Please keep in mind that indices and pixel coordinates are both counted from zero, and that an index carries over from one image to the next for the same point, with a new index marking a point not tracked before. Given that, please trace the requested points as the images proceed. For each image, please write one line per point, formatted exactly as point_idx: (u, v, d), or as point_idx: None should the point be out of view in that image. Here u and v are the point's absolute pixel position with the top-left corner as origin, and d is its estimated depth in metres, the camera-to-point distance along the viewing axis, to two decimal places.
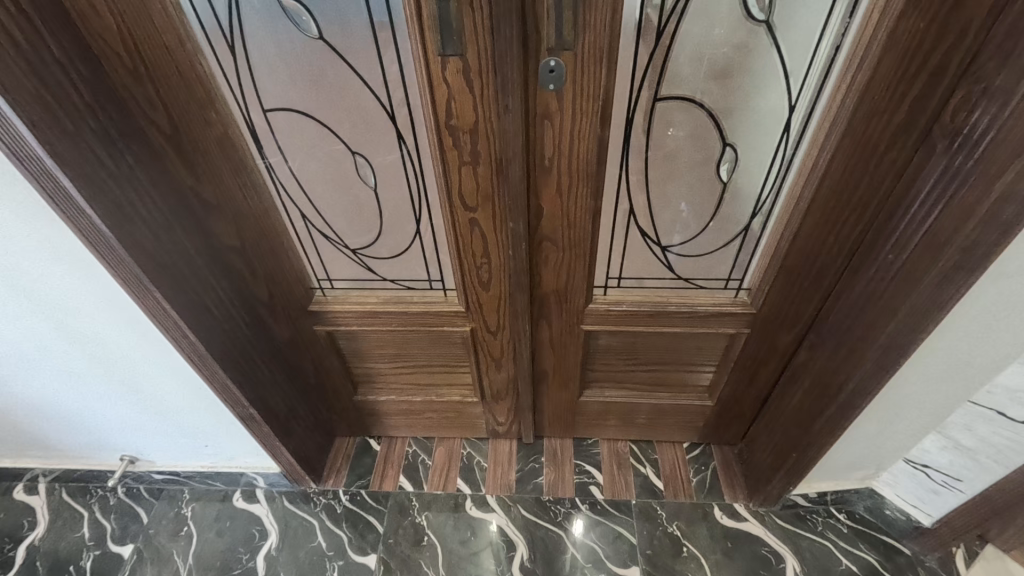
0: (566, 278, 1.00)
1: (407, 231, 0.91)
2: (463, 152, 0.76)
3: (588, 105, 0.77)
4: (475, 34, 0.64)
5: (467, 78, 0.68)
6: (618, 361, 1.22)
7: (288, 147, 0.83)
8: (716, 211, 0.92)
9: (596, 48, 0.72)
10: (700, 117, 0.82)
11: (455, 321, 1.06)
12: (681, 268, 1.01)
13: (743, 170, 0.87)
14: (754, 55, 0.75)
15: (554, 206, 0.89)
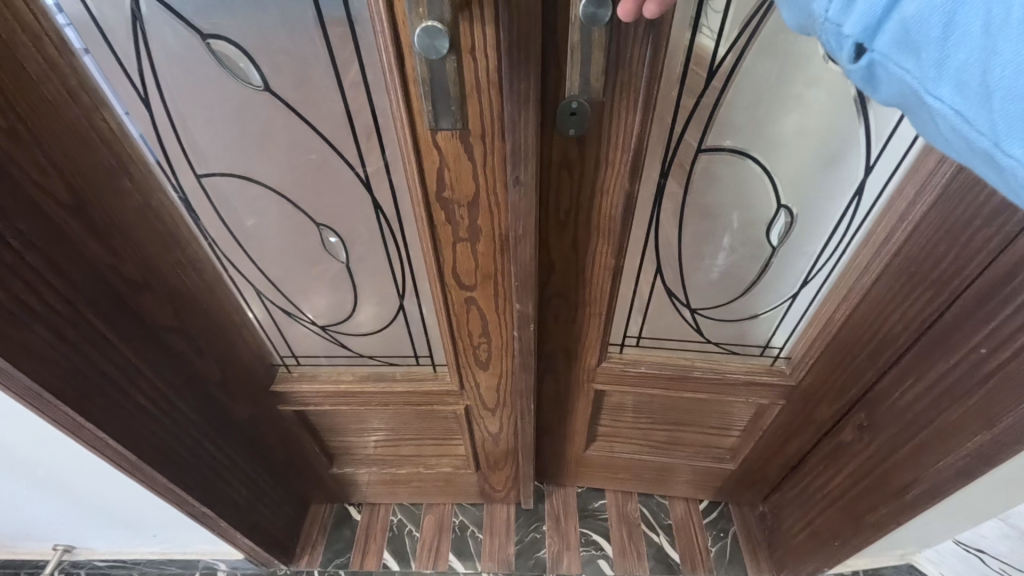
0: (578, 338, 0.90)
1: (389, 304, 0.76)
2: (459, 228, 0.60)
3: (615, 155, 0.67)
4: (478, 92, 0.47)
5: (466, 144, 0.51)
6: (628, 420, 1.10)
7: (233, 220, 0.67)
8: (758, 274, 0.82)
9: (630, 92, 0.61)
10: (751, 174, 0.71)
11: (446, 399, 0.90)
12: (713, 333, 0.91)
13: (796, 234, 0.76)
14: (821, 106, 0.64)
15: (568, 261, 0.79)
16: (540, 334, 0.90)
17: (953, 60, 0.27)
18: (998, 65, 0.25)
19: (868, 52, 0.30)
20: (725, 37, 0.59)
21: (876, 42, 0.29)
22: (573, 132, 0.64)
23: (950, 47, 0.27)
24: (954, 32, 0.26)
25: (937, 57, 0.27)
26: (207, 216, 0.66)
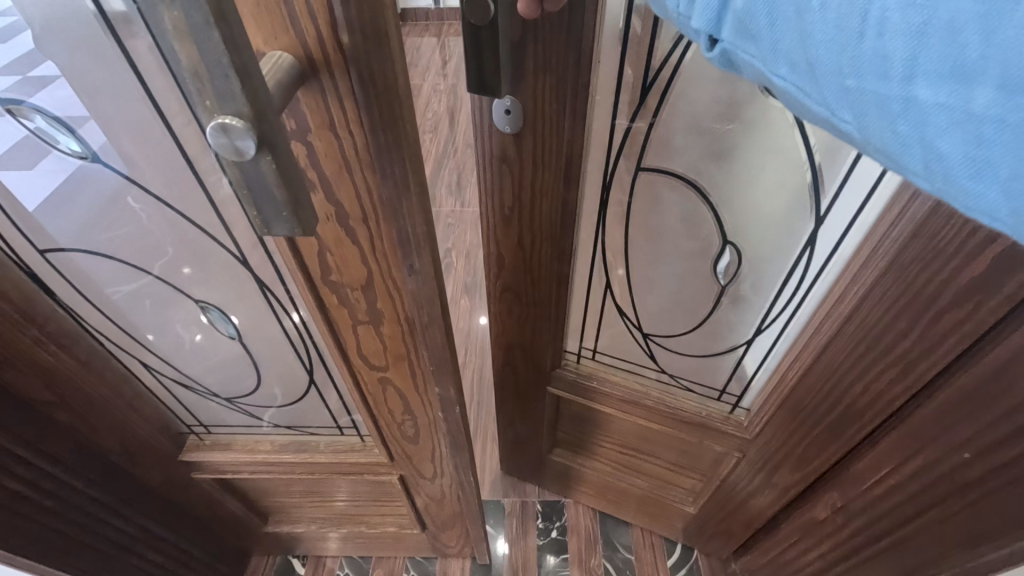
0: (531, 332, 0.98)
1: (300, 376, 0.69)
2: (357, 311, 0.51)
3: (553, 158, 0.74)
4: (349, 174, 0.38)
5: (346, 226, 0.42)
6: (589, 435, 1.17)
7: (103, 296, 0.59)
8: (711, 303, 0.88)
9: (558, 97, 0.68)
10: (694, 205, 0.78)
11: (377, 470, 0.81)
12: (671, 366, 0.99)
13: (743, 271, 0.81)
14: (755, 153, 0.69)
15: (518, 256, 0.88)
16: (496, 326, 1.00)
17: (781, 43, 0.30)
18: (812, 43, 0.28)
19: (721, 41, 0.34)
20: (658, 52, 0.65)
21: (724, 34, 0.34)
22: (509, 129, 0.72)
23: (777, 31, 0.30)
24: (775, 18, 0.30)
25: (768, 42, 0.31)
26: (65, 292, 0.57)
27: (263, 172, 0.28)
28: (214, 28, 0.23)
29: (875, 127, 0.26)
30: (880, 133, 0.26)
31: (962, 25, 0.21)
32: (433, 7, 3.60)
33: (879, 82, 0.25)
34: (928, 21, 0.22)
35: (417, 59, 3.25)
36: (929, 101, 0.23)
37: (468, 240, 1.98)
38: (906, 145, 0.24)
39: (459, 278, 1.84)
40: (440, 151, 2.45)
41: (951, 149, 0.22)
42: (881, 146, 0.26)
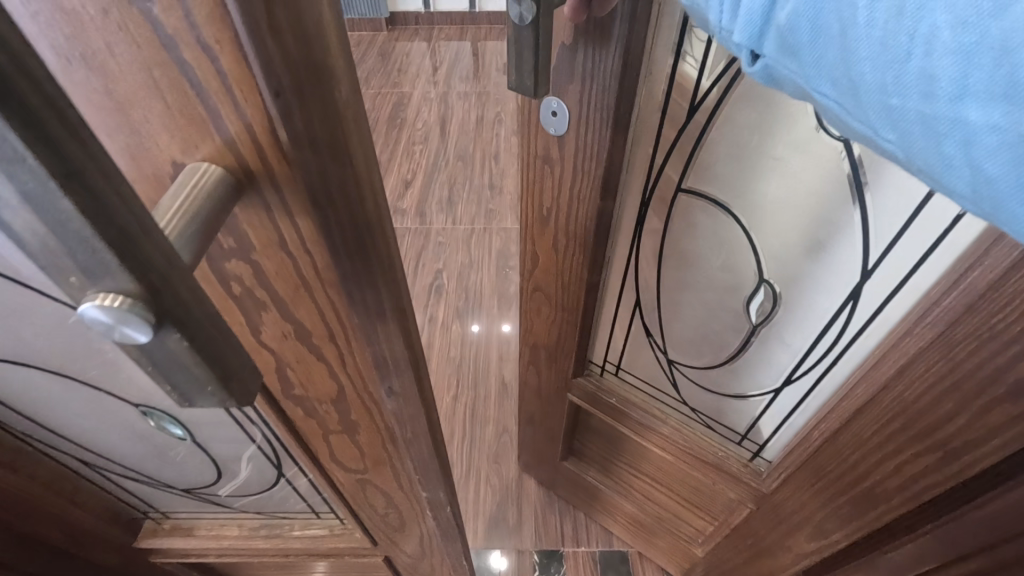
0: (556, 336, 0.95)
1: (267, 473, 0.59)
2: (328, 422, 0.42)
3: (590, 167, 0.69)
4: (308, 293, 0.30)
5: (309, 343, 0.34)
6: (605, 449, 1.13)
7: (24, 403, 0.47)
8: (742, 345, 0.80)
9: (602, 106, 0.63)
10: (730, 236, 0.72)
11: (358, 552, 0.73)
12: (693, 400, 0.93)
13: (778, 315, 0.74)
14: (804, 185, 0.61)
15: (549, 258, 0.84)
16: (526, 323, 0.98)
17: (826, 61, 0.30)
18: (857, 62, 0.28)
19: (762, 57, 0.33)
20: (711, 64, 0.59)
21: (765, 49, 0.33)
22: (556, 130, 0.69)
23: (822, 49, 0.30)
24: (818, 35, 0.29)
25: (810, 62, 0.31)
26: None
27: (172, 352, 0.20)
28: (63, 193, 0.15)
29: (924, 148, 0.27)
30: (923, 155, 0.27)
31: (1016, 46, 0.23)
32: (422, 11, 3.52)
33: (924, 102, 0.26)
34: (980, 41, 0.24)
35: (407, 64, 3.16)
36: (980, 122, 0.24)
37: (459, 260, 1.90)
38: (951, 165, 0.26)
39: (451, 302, 1.76)
40: (431, 164, 2.36)
41: (1000, 171, 0.24)
42: (924, 166, 0.28)
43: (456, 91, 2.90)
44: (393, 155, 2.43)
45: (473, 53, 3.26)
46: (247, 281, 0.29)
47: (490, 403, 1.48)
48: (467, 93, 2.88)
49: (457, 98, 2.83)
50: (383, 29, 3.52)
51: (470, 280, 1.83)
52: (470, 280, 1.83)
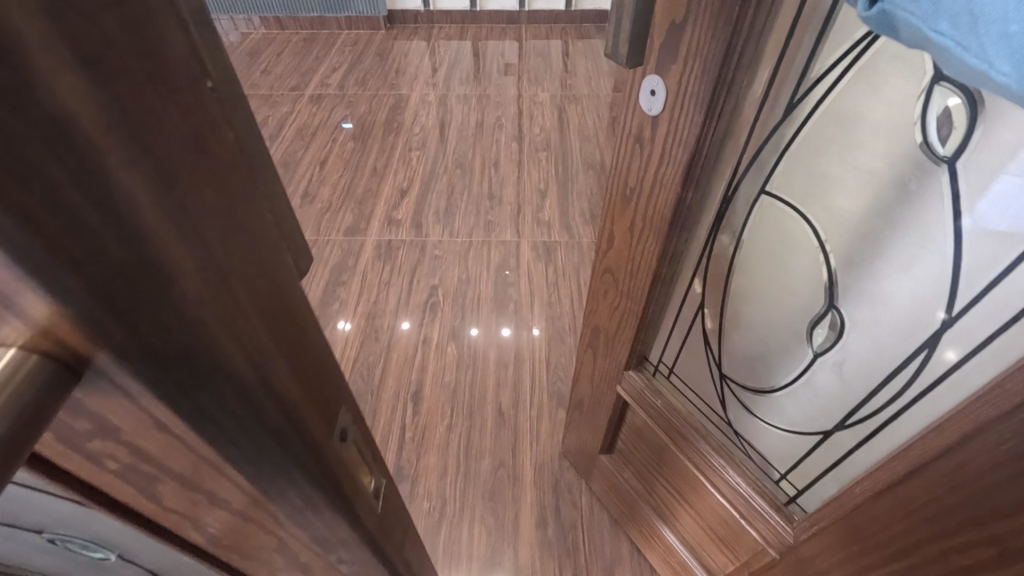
0: (617, 322, 0.92)
1: None
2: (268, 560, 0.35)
3: (676, 153, 0.65)
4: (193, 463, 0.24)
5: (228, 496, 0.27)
6: (641, 460, 1.08)
7: None
8: (798, 375, 0.74)
9: (698, 89, 0.58)
10: (804, 252, 0.66)
11: None
12: (737, 425, 0.88)
13: (841, 350, 0.67)
14: (897, 206, 0.55)
15: (624, 242, 0.81)
16: (594, 302, 0.96)
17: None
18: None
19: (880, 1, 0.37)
20: (821, 57, 0.54)
21: None
22: (650, 110, 0.65)
23: None
24: None
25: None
26: None
27: None
28: None
29: None
30: None
31: None
32: (421, 9, 3.43)
33: None
34: None
35: (405, 65, 3.07)
36: None
37: (455, 276, 1.81)
38: None
39: (446, 321, 1.67)
40: (428, 171, 2.28)
41: None
42: None
43: (455, 94, 2.81)
44: (388, 161, 2.34)
45: (473, 54, 3.17)
46: (121, 459, 0.23)
47: (485, 435, 1.40)
48: (466, 96, 2.78)
49: (456, 101, 2.74)
50: (381, 27, 3.42)
51: (466, 298, 1.74)
52: (467, 297, 1.75)
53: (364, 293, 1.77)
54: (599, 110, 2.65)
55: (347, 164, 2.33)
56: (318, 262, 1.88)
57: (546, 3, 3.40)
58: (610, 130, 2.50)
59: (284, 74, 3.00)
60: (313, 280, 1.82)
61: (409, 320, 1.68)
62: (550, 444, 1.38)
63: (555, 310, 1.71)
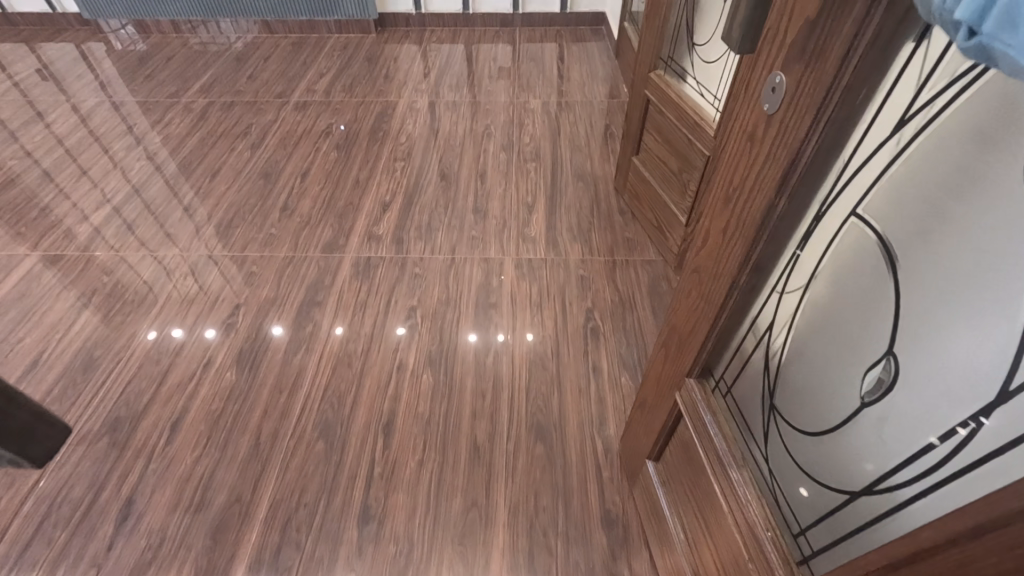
0: (690, 326, 0.83)
1: None
2: None
3: (782, 153, 0.58)
4: None
5: None
6: (680, 478, 0.99)
7: None
8: (840, 423, 0.62)
9: (818, 88, 0.51)
10: (874, 282, 0.55)
11: None
12: (774, 460, 0.76)
13: (888, 403, 0.55)
14: (978, 254, 0.44)
15: (715, 243, 0.73)
16: (674, 303, 0.88)
17: None
18: None
19: (979, 34, 0.30)
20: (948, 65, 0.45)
21: (985, 25, 0.30)
22: (768, 107, 0.58)
23: None
24: None
25: None
26: None
27: None
28: None
29: None
30: None
31: None
32: (412, 13, 3.37)
33: None
34: None
35: (394, 70, 3.00)
36: None
37: (436, 296, 1.74)
38: None
39: (422, 346, 1.59)
40: (413, 183, 2.20)
41: None
42: None
43: (444, 100, 2.73)
44: (371, 172, 2.26)
45: (465, 58, 3.10)
46: None
47: (458, 471, 1.33)
48: (456, 102, 2.71)
49: (445, 108, 2.67)
50: (371, 31, 3.37)
51: (445, 320, 1.67)
52: (447, 319, 1.67)
53: (340, 314, 1.70)
54: (591, 117, 2.57)
55: (329, 174, 2.26)
56: (294, 280, 1.81)
57: (540, 5, 3.32)
58: (602, 140, 2.42)
59: (270, 80, 2.93)
60: (287, 299, 1.75)
61: (404, 325, 1.66)
62: (525, 482, 1.31)
63: (539, 333, 1.63)
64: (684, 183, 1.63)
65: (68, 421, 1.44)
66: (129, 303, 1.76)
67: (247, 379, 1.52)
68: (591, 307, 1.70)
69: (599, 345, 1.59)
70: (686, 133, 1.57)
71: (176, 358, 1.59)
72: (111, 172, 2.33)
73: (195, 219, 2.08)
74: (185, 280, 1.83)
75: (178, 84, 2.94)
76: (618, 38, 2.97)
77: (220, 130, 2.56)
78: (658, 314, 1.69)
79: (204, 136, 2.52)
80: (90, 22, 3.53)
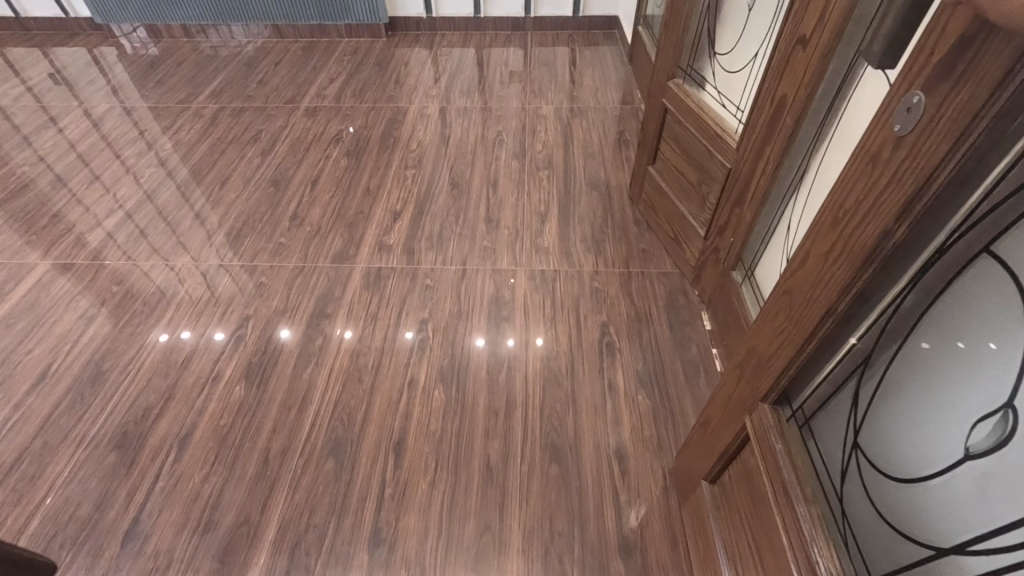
0: (774, 347, 0.77)
1: None
2: None
3: (907, 182, 0.51)
4: None
5: None
6: (739, 504, 0.95)
7: None
8: (937, 473, 0.57)
9: (959, 115, 0.44)
10: (996, 328, 0.50)
11: None
12: (849, 504, 0.71)
13: (998, 460, 0.50)
14: None
15: (813, 267, 0.66)
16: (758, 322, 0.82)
17: None
18: None
19: None
20: None
21: None
22: (900, 127, 0.51)
23: None
24: None
25: None
26: None
27: None
28: None
29: None
30: None
31: None
32: (422, 17, 3.35)
33: None
34: None
35: (405, 75, 2.97)
36: None
37: (447, 309, 1.71)
38: None
39: (434, 361, 1.56)
40: (423, 192, 2.17)
41: None
42: None
43: (455, 106, 2.70)
44: (381, 180, 2.23)
45: (476, 63, 3.06)
46: None
47: (470, 495, 1.29)
48: (467, 108, 2.67)
49: (456, 113, 2.64)
50: (381, 35, 3.35)
51: (456, 334, 1.63)
52: (458, 333, 1.63)
53: (349, 327, 1.67)
54: (604, 124, 2.53)
55: (339, 182, 2.23)
56: (303, 291, 1.78)
57: (551, 9, 3.29)
58: (615, 147, 2.38)
59: (280, 85, 2.92)
60: (296, 311, 1.72)
61: (412, 329, 1.65)
62: (539, 506, 1.27)
63: (553, 347, 1.59)
64: (702, 194, 1.59)
65: (76, 437, 1.42)
66: (138, 314, 1.74)
67: (255, 395, 1.50)
68: (607, 321, 1.66)
69: (615, 361, 1.55)
70: (705, 144, 1.52)
71: (184, 371, 1.56)
72: (121, 179, 2.32)
73: (205, 227, 2.06)
74: (194, 291, 1.80)
75: (188, 90, 2.93)
76: (631, 42, 2.93)
77: (230, 137, 2.55)
78: (676, 330, 1.64)
79: (214, 143, 2.51)
80: (101, 27, 3.53)
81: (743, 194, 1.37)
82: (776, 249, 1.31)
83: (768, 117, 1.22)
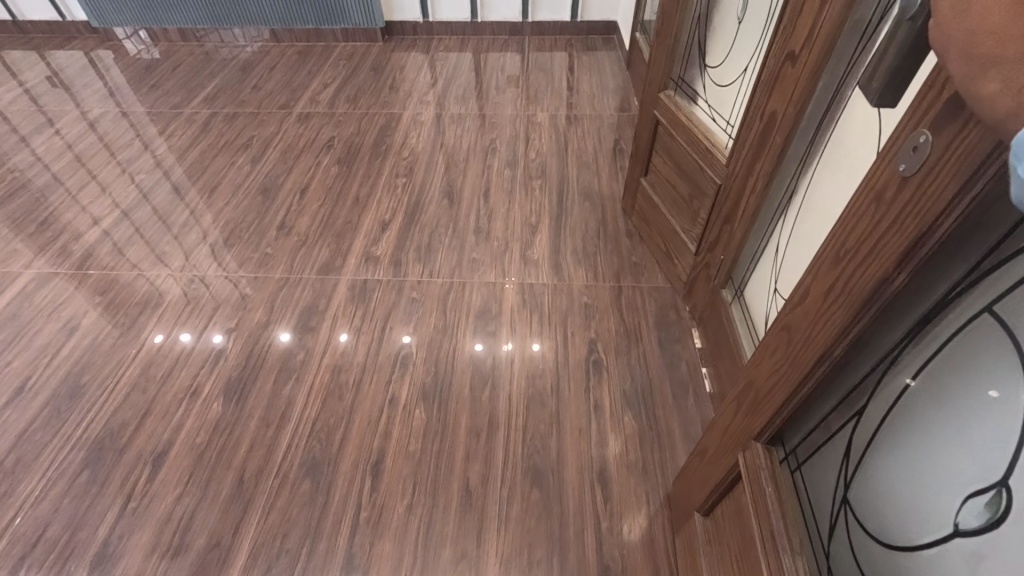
0: (770, 384, 0.73)
1: None
2: None
3: (909, 227, 0.47)
4: None
5: None
6: (728, 544, 0.91)
7: None
8: (926, 544, 0.53)
9: (964, 162, 0.41)
10: (992, 396, 0.46)
11: None
12: (836, 559, 0.67)
13: (990, 542, 0.46)
14: None
15: (811, 306, 0.63)
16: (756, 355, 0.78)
17: None
18: None
19: None
20: None
21: None
22: (904, 168, 0.48)
23: None
24: None
25: None
26: None
27: None
28: None
29: None
30: None
31: None
32: (420, 21, 3.33)
33: None
34: None
35: (400, 80, 2.94)
36: None
37: (432, 324, 1.67)
38: None
39: (416, 379, 1.52)
40: (413, 202, 2.14)
41: None
42: None
43: (449, 112, 2.66)
44: (371, 189, 2.20)
45: (472, 68, 3.03)
46: None
47: (448, 518, 1.26)
48: (461, 114, 2.64)
49: (450, 120, 2.60)
50: (378, 40, 3.33)
51: (441, 349, 1.60)
52: (442, 349, 1.60)
53: (331, 341, 1.64)
54: (600, 132, 2.49)
55: (329, 191, 2.20)
56: (287, 304, 1.75)
57: (550, 14, 3.26)
58: (610, 156, 2.34)
59: (273, 90, 2.90)
60: (279, 325, 1.69)
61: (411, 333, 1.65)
62: (518, 532, 1.24)
63: (539, 365, 1.55)
64: (693, 210, 1.55)
65: (50, 452, 1.39)
66: (119, 325, 1.72)
67: (233, 411, 1.47)
68: (595, 338, 1.62)
69: (601, 380, 1.51)
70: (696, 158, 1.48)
71: (163, 385, 1.53)
72: (109, 184, 2.29)
73: (191, 236, 2.03)
74: (176, 301, 1.78)
75: (182, 95, 2.91)
76: (629, 49, 2.89)
77: (221, 143, 2.52)
78: (666, 348, 1.60)
79: (205, 149, 2.49)
80: (99, 30, 3.53)
81: (732, 211, 1.33)
82: (765, 268, 1.27)
83: (758, 133, 1.18)
